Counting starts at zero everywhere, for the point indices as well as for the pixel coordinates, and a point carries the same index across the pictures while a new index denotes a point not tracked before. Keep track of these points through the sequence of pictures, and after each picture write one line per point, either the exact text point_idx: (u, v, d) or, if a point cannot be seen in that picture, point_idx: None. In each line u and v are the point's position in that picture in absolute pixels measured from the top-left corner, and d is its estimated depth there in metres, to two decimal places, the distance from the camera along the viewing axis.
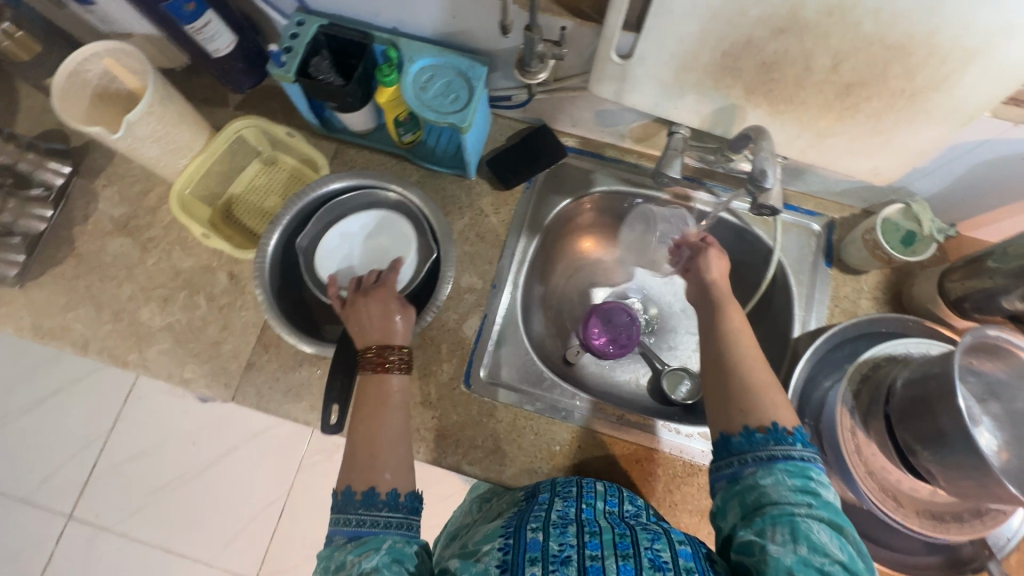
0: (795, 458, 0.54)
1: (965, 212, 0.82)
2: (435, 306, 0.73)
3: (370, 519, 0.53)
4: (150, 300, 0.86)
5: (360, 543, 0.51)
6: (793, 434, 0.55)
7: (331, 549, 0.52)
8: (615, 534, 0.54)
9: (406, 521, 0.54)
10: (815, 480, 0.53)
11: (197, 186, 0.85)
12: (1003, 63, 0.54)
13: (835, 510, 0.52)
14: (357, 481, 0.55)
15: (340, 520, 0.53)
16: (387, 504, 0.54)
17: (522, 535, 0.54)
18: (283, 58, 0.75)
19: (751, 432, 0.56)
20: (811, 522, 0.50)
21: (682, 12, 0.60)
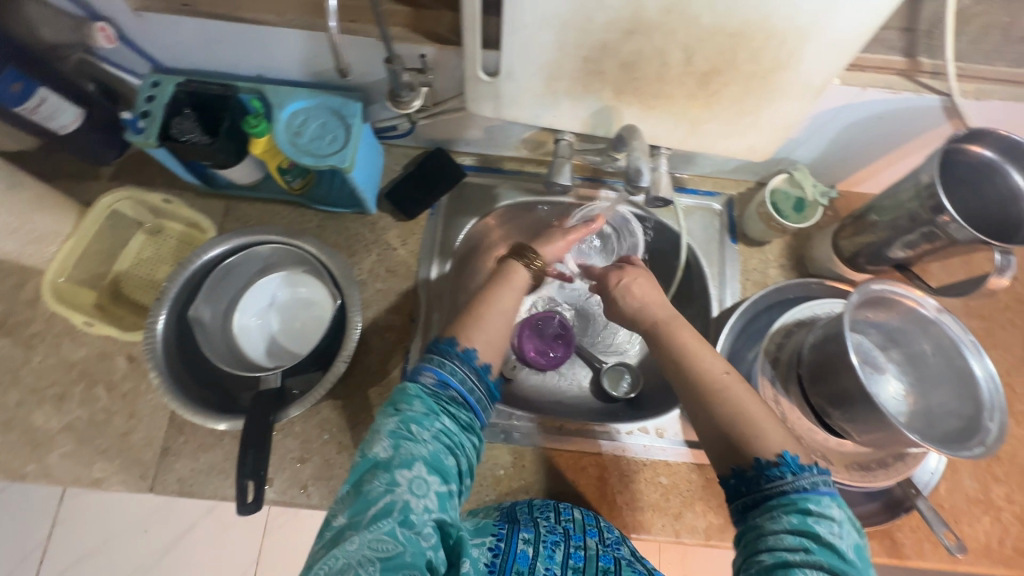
0: (789, 492, 0.49)
1: (844, 171, 0.86)
2: (347, 354, 0.73)
3: (467, 386, 0.60)
4: (43, 402, 0.78)
5: (449, 432, 0.57)
6: (782, 463, 0.51)
7: (419, 412, 0.57)
8: (600, 567, 0.60)
9: (480, 403, 0.62)
10: (816, 518, 0.48)
11: (75, 271, 0.79)
12: (835, 37, 0.56)
13: (842, 556, 0.46)
14: (462, 338, 0.63)
15: (445, 368, 0.60)
16: (483, 381, 0.62)
17: (514, 543, 0.60)
18: (140, 124, 0.71)
19: (741, 471, 0.53)
20: (809, 572, 0.45)
21: (533, 26, 0.60)
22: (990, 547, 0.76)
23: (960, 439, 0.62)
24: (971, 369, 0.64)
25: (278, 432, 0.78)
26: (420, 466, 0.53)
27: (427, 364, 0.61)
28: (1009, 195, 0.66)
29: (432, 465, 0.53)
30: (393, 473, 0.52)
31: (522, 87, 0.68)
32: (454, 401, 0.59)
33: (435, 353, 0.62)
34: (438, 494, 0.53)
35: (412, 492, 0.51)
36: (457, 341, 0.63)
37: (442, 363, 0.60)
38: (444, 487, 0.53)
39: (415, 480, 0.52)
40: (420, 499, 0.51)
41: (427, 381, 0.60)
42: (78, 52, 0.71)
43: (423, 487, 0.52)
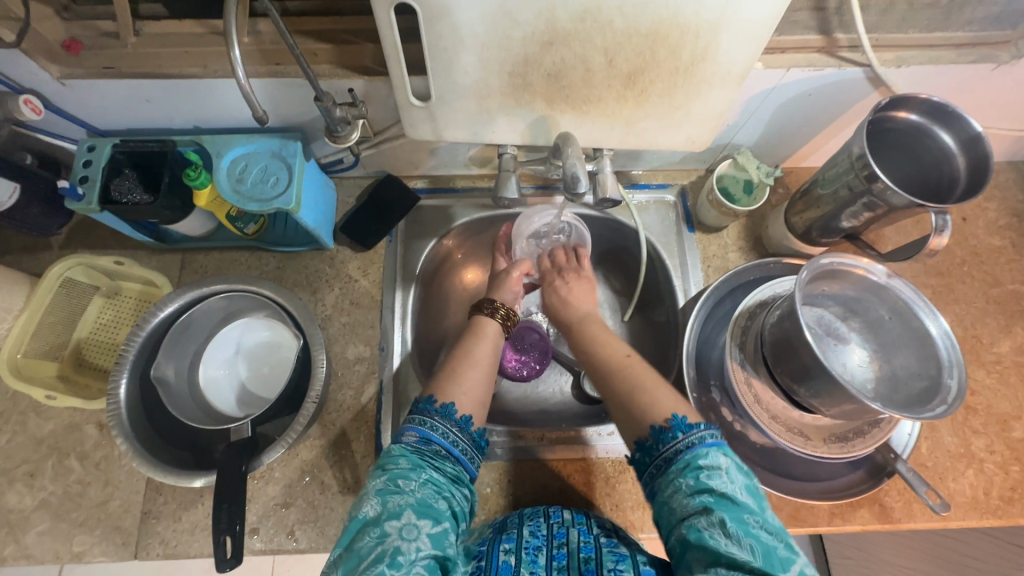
0: (682, 452, 0.55)
1: (787, 149, 0.88)
2: (315, 393, 0.74)
3: (450, 440, 0.60)
4: (14, 482, 0.76)
5: (436, 481, 0.56)
6: (673, 426, 0.57)
7: (404, 466, 0.57)
8: (582, 559, 0.57)
9: (467, 455, 0.61)
10: (707, 472, 0.53)
11: (32, 346, 0.77)
12: (745, 26, 0.57)
13: (736, 500, 0.50)
14: (440, 394, 0.63)
15: (426, 424, 0.60)
16: (467, 433, 0.62)
17: (496, 557, 0.58)
18: (79, 189, 0.69)
19: (642, 445, 0.58)
20: (711, 528, 0.49)
21: (453, 49, 0.60)
22: (979, 500, 0.77)
23: (923, 401, 0.63)
24: (927, 330, 0.65)
25: (258, 479, 0.77)
26: (409, 513, 0.52)
27: (409, 424, 0.61)
28: (940, 154, 0.68)
29: (421, 511, 0.53)
30: (382, 525, 0.51)
31: (454, 108, 0.68)
32: (438, 455, 0.59)
33: (416, 413, 0.62)
34: (430, 536, 0.52)
35: (403, 538, 0.50)
36: (436, 398, 0.63)
37: (424, 421, 0.61)
38: (436, 528, 0.53)
39: (404, 528, 0.51)
40: (410, 543, 0.50)
41: (409, 440, 0.60)
42: (8, 127, 0.71)
43: (413, 532, 0.51)
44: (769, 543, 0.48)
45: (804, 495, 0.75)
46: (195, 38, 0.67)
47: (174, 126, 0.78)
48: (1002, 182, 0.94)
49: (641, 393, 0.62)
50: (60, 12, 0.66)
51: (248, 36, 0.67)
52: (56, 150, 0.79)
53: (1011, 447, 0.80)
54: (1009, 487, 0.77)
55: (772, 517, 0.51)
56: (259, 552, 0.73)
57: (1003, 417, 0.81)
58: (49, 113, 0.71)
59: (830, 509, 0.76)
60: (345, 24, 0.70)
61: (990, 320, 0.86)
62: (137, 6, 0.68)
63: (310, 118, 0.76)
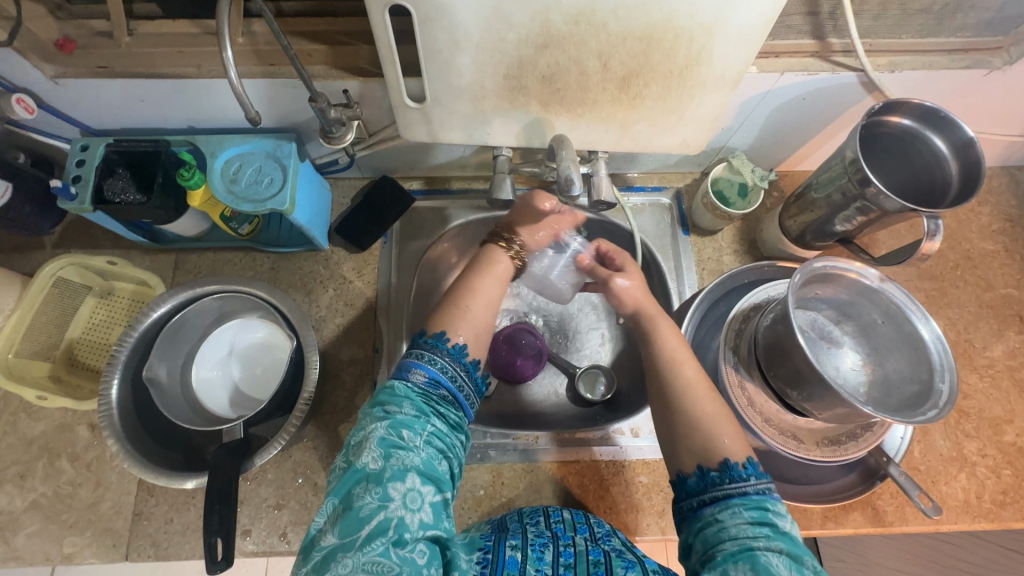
0: (750, 493, 0.53)
1: (782, 153, 0.88)
2: (308, 394, 0.73)
3: (456, 382, 0.61)
4: (5, 482, 0.76)
5: (438, 432, 0.56)
6: (746, 467, 0.55)
7: (410, 413, 0.56)
8: (590, 561, 0.56)
9: (468, 399, 0.63)
10: (772, 510, 0.52)
11: (23, 346, 0.77)
12: (739, 29, 0.58)
13: (794, 544, 0.50)
14: (451, 332, 0.63)
15: (434, 363, 0.60)
16: (472, 377, 0.63)
17: (503, 551, 0.56)
18: (71, 189, 0.69)
19: (704, 471, 0.56)
20: (769, 554, 0.48)
21: (447, 51, 0.60)
22: (971, 503, 0.77)
23: (915, 403, 0.64)
24: (919, 333, 0.65)
25: (251, 481, 0.77)
26: (413, 477, 0.52)
27: (414, 361, 0.60)
28: (933, 159, 0.69)
29: (425, 475, 0.52)
30: (385, 487, 0.50)
31: (449, 110, 0.68)
32: (444, 400, 0.59)
33: (423, 349, 0.61)
34: (432, 507, 0.52)
35: (406, 506, 0.50)
36: (445, 335, 0.63)
37: (432, 359, 0.60)
38: (437, 498, 0.53)
39: (408, 494, 0.50)
40: (414, 514, 0.50)
41: (415, 380, 0.59)
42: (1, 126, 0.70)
43: (417, 501, 0.51)
44: None
45: (797, 498, 0.75)
46: (190, 38, 0.67)
47: (168, 126, 0.77)
48: (995, 186, 0.94)
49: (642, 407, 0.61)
50: (53, 11, 0.66)
51: (242, 36, 0.67)
52: (49, 149, 0.79)
53: (1003, 450, 0.80)
54: (1000, 490, 0.78)
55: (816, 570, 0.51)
56: (251, 553, 0.73)
57: (995, 421, 0.82)
58: (42, 112, 0.71)
59: (823, 513, 0.76)
60: (340, 25, 0.70)
61: (983, 324, 0.87)
62: (132, 6, 0.68)
63: (305, 119, 0.76)
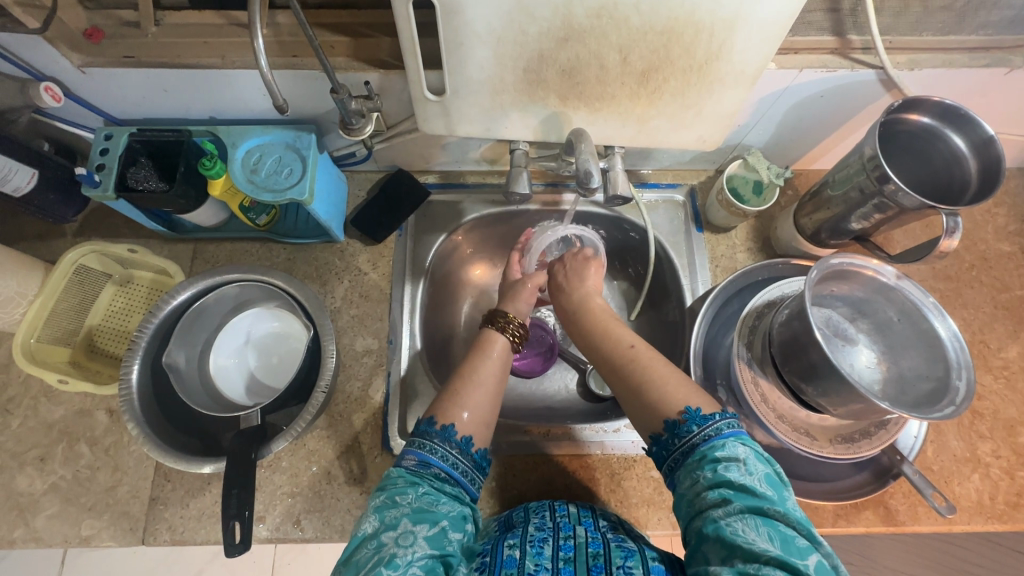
0: (699, 445, 0.55)
1: (797, 151, 0.88)
2: (325, 383, 0.74)
3: (449, 461, 0.60)
4: (25, 465, 0.77)
5: (434, 494, 0.57)
6: (688, 419, 0.57)
7: (402, 484, 0.57)
8: (589, 554, 0.56)
9: (468, 476, 0.61)
10: (724, 462, 0.53)
11: (45, 331, 0.78)
12: (759, 26, 0.58)
13: (755, 492, 0.50)
14: (440, 416, 0.62)
15: (425, 447, 0.60)
16: (468, 454, 0.61)
17: (500, 552, 0.57)
18: (95, 176, 0.70)
19: (659, 438, 0.58)
20: (731, 520, 0.49)
21: (468, 44, 0.61)
22: (984, 504, 0.77)
23: (930, 401, 0.64)
24: (935, 331, 0.65)
25: (266, 468, 0.77)
26: (404, 522, 0.54)
27: (409, 447, 0.61)
28: (952, 157, 0.69)
29: (416, 518, 0.54)
30: (379, 537, 0.53)
31: (468, 103, 0.69)
32: (438, 478, 0.58)
33: (416, 435, 0.61)
34: (427, 539, 0.53)
35: (398, 544, 0.52)
36: (436, 419, 0.62)
37: (422, 444, 0.60)
38: (433, 530, 0.54)
39: (400, 536, 0.53)
40: (406, 549, 0.52)
41: (408, 463, 0.59)
42: (27, 114, 0.71)
43: (409, 539, 0.53)
44: (787, 533, 0.48)
45: (807, 495, 0.75)
46: (215, 29, 0.68)
47: (189, 116, 0.78)
48: (1012, 188, 0.94)
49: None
50: (82, 2, 0.67)
51: (267, 28, 0.68)
52: (74, 138, 0.80)
53: (1017, 452, 0.80)
54: (1015, 492, 0.77)
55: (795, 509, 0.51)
56: (265, 540, 0.74)
57: (1010, 422, 0.81)
58: (68, 101, 0.72)
59: (835, 510, 0.76)
60: (363, 18, 0.70)
61: (998, 326, 0.86)
62: None
63: (325, 110, 0.77)
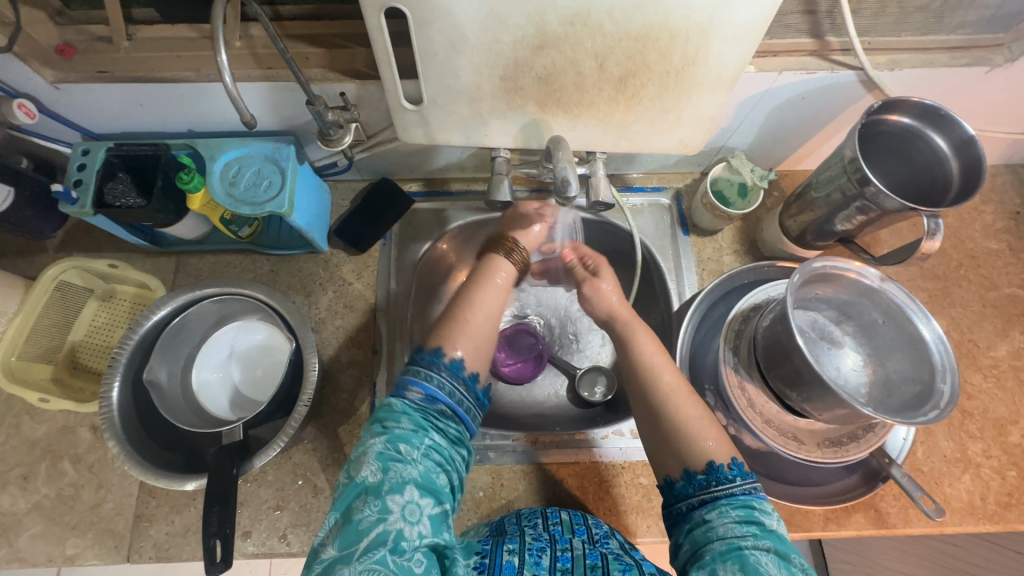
0: (737, 493, 0.54)
1: (781, 153, 0.88)
2: (307, 396, 0.73)
3: (455, 398, 0.60)
4: (8, 484, 0.76)
5: (438, 446, 0.56)
6: (732, 468, 0.55)
7: (407, 428, 0.55)
8: (587, 566, 0.55)
9: (470, 412, 0.61)
10: (758, 509, 0.53)
11: (26, 349, 0.77)
12: (735, 29, 0.57)
13: (782, 540, 0.51)
14: (448, 348, 0.61)
15: (431, 380, 0.59)
16: (470, 389, 0.62)
17: (499, 555, 0.56)
18: (73, 193, 0.69)
19: (692, 475, 0.56)
20: (758, 553, 0.49)
21: (442, 54, 0.60)
22: (975, 505, 0.76)
23: (915, 404, 0.63)
24: (920, 333, 0.65)
25: (251, 482, 0.77)
26: (411, 489, 0.51)
27: (411, 378, 0.59)
28: (934, 158, 0.68)
29: (423, 488, 0.52)
30: (383, 499, 0.50)
31: (446, 112, 0.68)
32: (443, 415, 0.58)
33: (420, 365, 0.60)
34: (430, 518, 0.52)
35: (405, 519, 0.50)
36: (444, 352, 0.61)
37: (428, 376, 0.59)
38: (436, 510, 0.53)
39: (407, 507, 0.50)
40: (412, 527, 0.50)
41: (413, 397, 0.58)
42: (2, 131, 0.71)
43: (415, 513, 0.51)
44: None
45: (797, 499, 0.75)
46: (188, 42, 0.67)
47: (168, 130, 0.78)
48: (999, 184, 0.93)
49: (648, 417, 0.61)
50: (53, 17, 0.66)
51: (240, 40, 0.67)
52: (52, 154, 0.80)
53: (1007, 451, 0.79)
54: (1005, 492, 0.77)
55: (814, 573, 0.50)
56: (251, 555, 0.73)
57: (1000, 421, 0.81)
58: (43, 117, 0.72)
59: (825, 514, 0.75)
60: (338, 28, 0.70)
61: (987, 324, 0.86)
62: (131, 11, 0.69)
63: (304, 121, 0.76)
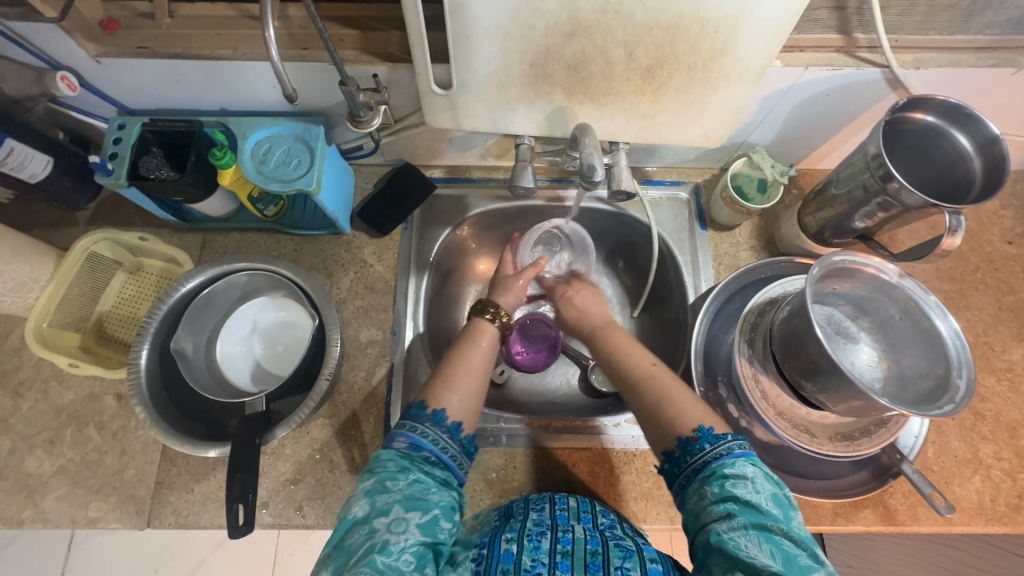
0: (709, 462, 0.55)
1: (801, 151, 0.89)
2: (329, 372, 0.75)
3: (440, 445, 0.60)
4: (35, 447, 0.79)
5: (425, 482, 0.56)
6: (698, 438, 0.57)
7: (393, 469, 0.57)
8: (587, 551, 0.56)
9: (457, 461, 0.61)
10: (732, 478, 0.53)
11: (57, 316, 0.80)
12: (765, 21, 0.58)
13: (761, 509, 0.50)
14: (431, 401, 0.63)
15: (416, 431, 0.60)
16: (456, 439, 0.62)
17: (498, 545, 0.57)
18: (108, 165, 0.71)
19: (670, 455, 0.58)
20: (735, 535, 0.48)
21: (476, 38, 0.62)
22: (985, 506, 0.76)
23: (931, 399, 0.64)
24: (936, 329, 0.65)
25: (269, 455, 0.79)
26: (396, 509, 0.53)
27: (399, 430, 0.61)
28: (956, 156, 0.69)
29: (409, 505, 0.53)
30: (371, 523, 0.52)
31: (475, 97, 0.69)
32: (428, 461, 0.59)
33: (407, 419, 0.62)
34: (419, 526, 0.52)
35: (391, 531, 0.51)
36: (428, 403, 0.63)
37: (413, 427, 0.60)
38: (425, 518, 0.53)
39: (392, 522, 0.52)
40: (399, 536, 0.51)
41: (399, 446, 0.59)
42: (43, 103, 0.73)
43: (401, 525, 0.52)
44: (793, 551, 0.47)
45: (807, 492, 0.75)
46: (227, 20, 0.69)
47: (201, 107, 0.80)
48: (1019, 190, 0.93)
49: (666, 399, 0.62)
50: None
51: (279, 21, 0.69)
52: (88, 128, 0.82)
53: (1019, 454, 0.79)
54: (1016, 495, 0.77)
55: (798, 527, 0.50)
56: (268, 525, 0.75)
57: (1013, 425, 0.81)
58: (83, 90, 0.74)
59: (833, 509, 0.76)
60: (373, 11, 0.72)
61: (1003, 328, 0.86)
62: None
63: (334, 103, 0.78)
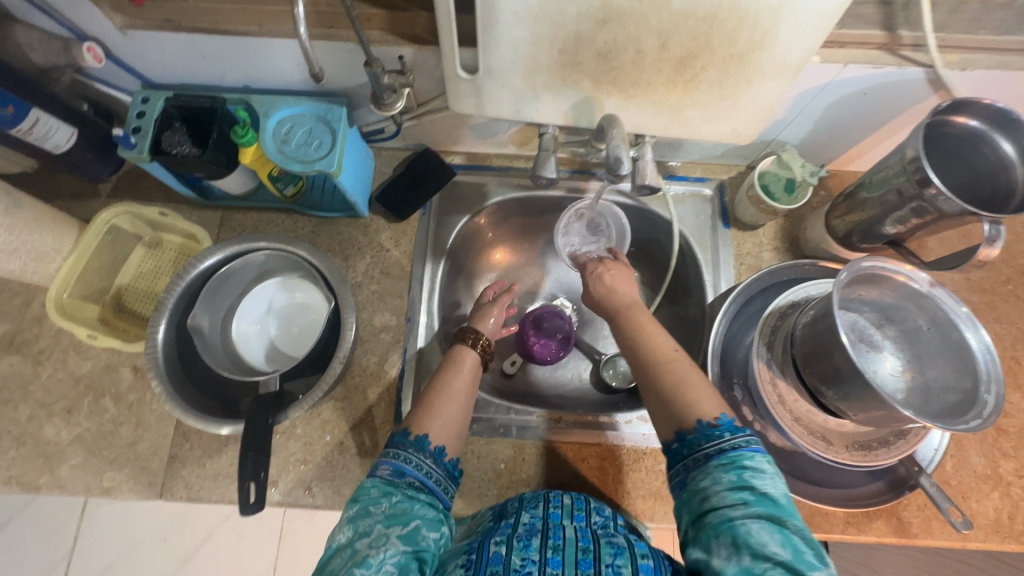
0: (726, 450, 0.53)
1: (832, 151, 0.86)
2: (343, 355, 0.75)
3: (424, 470, 0.60)
4: (53, 415, 0.80)
5: (409, 502, 0.56)
6: (719, 425, 0.55)
7: (376, 494, 0.56)
8: (579, 548, 0.55)
9: (442, 486, 0.61)
10: (750, 470, 0.52)
11: (77, 287, 0.81)
12: (807, 14, 0.56)
13: (777, 502, 0.49)
14: (414, 428, 0.62)
15: (399, 457, 0.60)
16: (441, 463, 0.61)
17: (486, 549, 0.56)
18: (132, 139, 0.71)
19: (683, 435, 0.57)
20: (749, 522, 0.48)
21: (505, 22, 0.60)
22: (1001, 523, 0.75)
23: (957, 412, 0.62)
24: (966, 341, 0.64)
25: (280, 435, 0.79)
26: (378, 528, 0.52)
27: (383, 458, 0.60)
28: (998, 164, 0.66)
29: (391, 520, 0.53)
30: (353, 545, 0.52)
31: (501, 83, 0.68)
32: (413, 486, 0.58)
33: (390, 446, 0.61)
34: (401, 537, 0.52)
35: (371, 547, 0.51)
36: (411, 429, 0.62)
37: (397, 454, 0.60)
38: (407, 529, 0.53)
39: (374, 539, 0.51)
40: (379, 549, 0.50)
41: (383, 473, 0.59)
42: (68, 73, 0.73)
43: (382, 540, 0.51)
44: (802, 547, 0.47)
45: (819, 499, 0.74)
46: None
47: (224, 83, 0.79)
48: None
49: None
50: None
51: None
52: (112, 100, 0.82)
53: None
54: None
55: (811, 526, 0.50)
56: (277, 503, 0.76)
57: None
58: (108, 62, 0.74)
59: (845, 518, 0.75)
60: None
61: None
62: None
63: (357, 84, 0.77)
